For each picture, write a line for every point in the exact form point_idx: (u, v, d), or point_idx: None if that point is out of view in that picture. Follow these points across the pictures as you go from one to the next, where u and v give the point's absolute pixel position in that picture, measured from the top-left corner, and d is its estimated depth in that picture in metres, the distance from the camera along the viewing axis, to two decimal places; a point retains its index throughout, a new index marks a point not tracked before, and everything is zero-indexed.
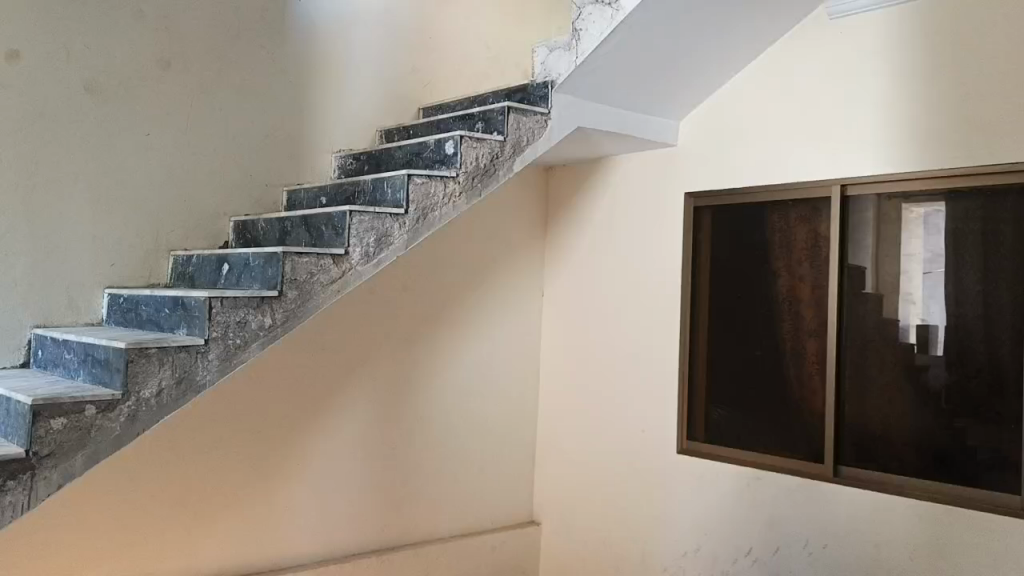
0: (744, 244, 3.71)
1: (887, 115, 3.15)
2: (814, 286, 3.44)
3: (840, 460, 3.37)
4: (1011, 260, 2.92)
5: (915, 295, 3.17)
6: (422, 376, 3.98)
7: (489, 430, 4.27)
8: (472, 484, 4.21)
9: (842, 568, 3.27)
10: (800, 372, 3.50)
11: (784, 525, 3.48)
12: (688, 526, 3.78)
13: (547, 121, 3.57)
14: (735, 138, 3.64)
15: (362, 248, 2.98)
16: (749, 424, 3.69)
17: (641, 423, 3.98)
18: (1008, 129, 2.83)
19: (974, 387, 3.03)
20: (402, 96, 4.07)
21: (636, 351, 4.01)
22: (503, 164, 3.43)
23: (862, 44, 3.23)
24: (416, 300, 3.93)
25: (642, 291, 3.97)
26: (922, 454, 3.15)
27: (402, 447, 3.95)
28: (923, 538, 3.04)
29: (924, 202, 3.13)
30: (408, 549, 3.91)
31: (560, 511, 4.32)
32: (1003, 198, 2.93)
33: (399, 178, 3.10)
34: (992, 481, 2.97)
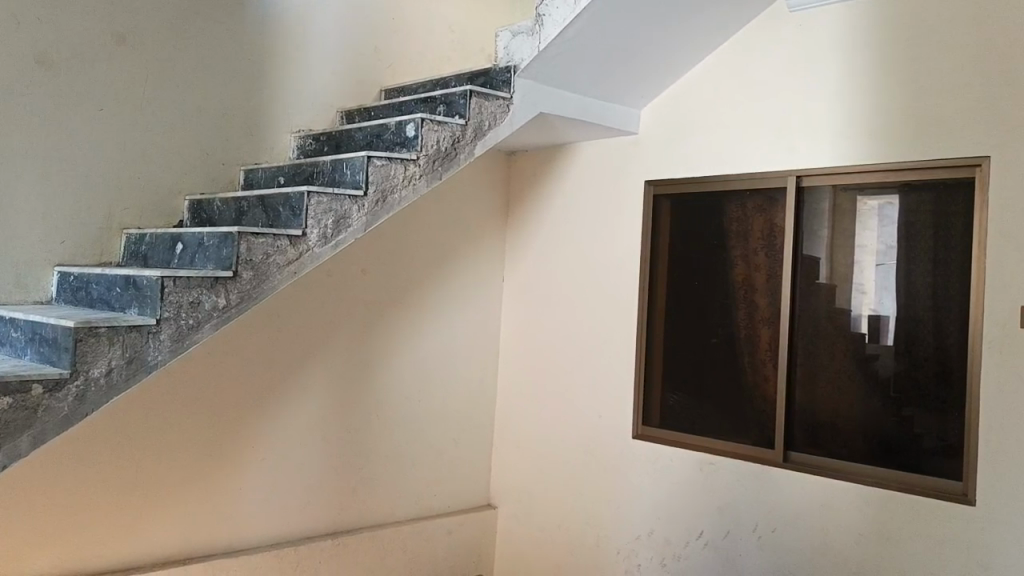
0: (706, 237, 3.99)
1: (834, 113, 3.47)
2: (769, 275, 3.73)
3: (789, 445, 3.61)
4: (955, 250, 3.18)
5: (867, 285, 3.43)
6: (380, 359, 4.25)
7: (450, 413, 4.59)
8: (430, 467, 4.49)
9: (788, 552, 3.51)
10: (754, 358, 3.76)
11: (732, 510, 3.72)
12: (634, 512, 4.09)
13: (507, 106, 3.50)
14: (708, 125, 3.91)
15: (320, 230, 2.84)
16: (701, 409, 3.96)
17: (597, 409, 4.29)
18: (941, 137, 3.16)
19: (921, 376, 3.26)
20: (362, 80, 4.14)
21: (594, 337, 4.33)
22: (464, 148, 3.30)
23: (819, 40, 3.54)
24: (376, 287, 4.21)
25: (607, 283, 4.28)
26: (870, 440, 3.38)
27: (355, 434, 4.17)
28: (857, 516, 3.31)
29: (873, 196, 3.42)
30: (364, 533, 4.15)
31: (514, 491, 4.66)
32: (954, 192, 3.20)
33: (360, 158, 2.96)
34: (935, 467, 3.20)
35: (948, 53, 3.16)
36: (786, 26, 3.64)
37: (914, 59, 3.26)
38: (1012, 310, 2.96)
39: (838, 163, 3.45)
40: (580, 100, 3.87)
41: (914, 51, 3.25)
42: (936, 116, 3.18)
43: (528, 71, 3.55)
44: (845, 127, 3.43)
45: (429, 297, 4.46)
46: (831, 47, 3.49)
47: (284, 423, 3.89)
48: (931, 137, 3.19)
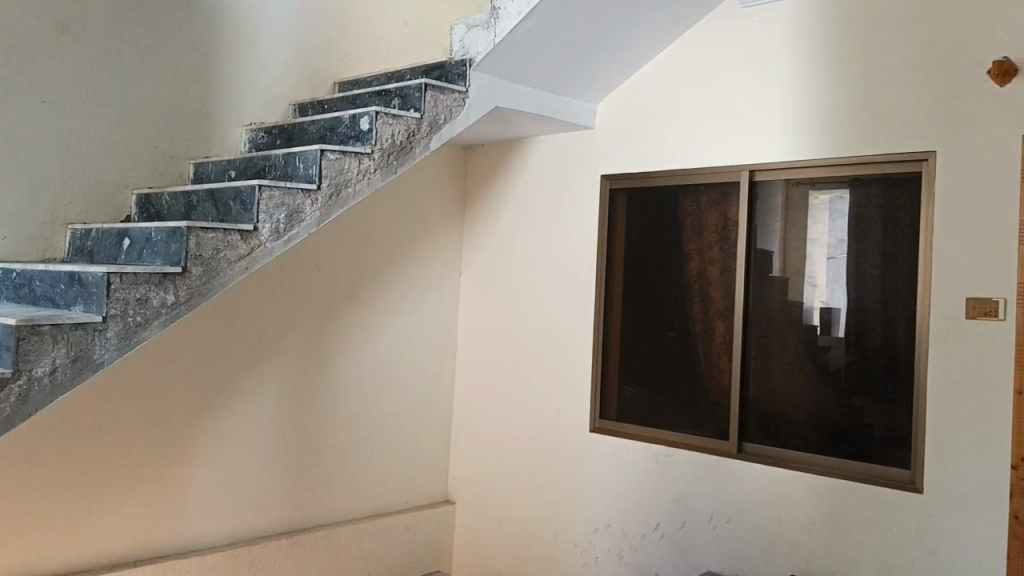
0: (661, 232, 4.02)
1: (786, 108, 3.52)
2: (723, 269, 3.77)
3: (743, 436, 3.66)
4: (904, 243, 3.24)
5: (818, 278, 3.48)
6: (336, 355, 4.21)
7: (407, 408, 4.56)
8: (387, 463, 4.46)
9: (742, 541, 3.55)
10: (708, 350, 3.80)
11: (688, 501, 3.76)
12: (591, 505, 4.11)
13: (463, 99, 3.48)
14: (663, 119, 3.93)
15: (272, 225, 2.79)
16: (657, 402, 3.99)
17: (555, 403, 4.29)
18: (888, 133, 3.22)
19: (871, 367, 3.32)
20: (316, 72, 4.08)
21: (551, 331, 4.34)
22: (419, 142, 3.27)
23: (771, 36, 3.58)
24: (331, 282, 4.17)
25: (565, 277, 4.29)
26: (821, 430, 3.44)
27: (310, 431, 4.13)
28: (809, 505, 3.37)
29: (824, 190, 3.47)
30: (321, 531, 4.11)
31: (472, 486, 4.65)
32: (902, 186, 3.26)
33: (313, 152, 2.92)
34: (884, 456, 3.27)
35: (897, 49, 3.22)
36: (739, 21, 3.67)
37: (862, 56, 3.31)
38: (958, 301, 3.03)
39: (791, 158, 3.49)
40: (536, 94, 3.86)
41: (864, 47, 3.31)
42: (885, 112, 3.24)
43: (483, 65, 3.53)
44: (797, 122, 3.48)
45: (385, 291, 4.42)
46: (783, 43, 3.53)
47: (237, 421, 3.83)
48: (880, 132, 3.24)
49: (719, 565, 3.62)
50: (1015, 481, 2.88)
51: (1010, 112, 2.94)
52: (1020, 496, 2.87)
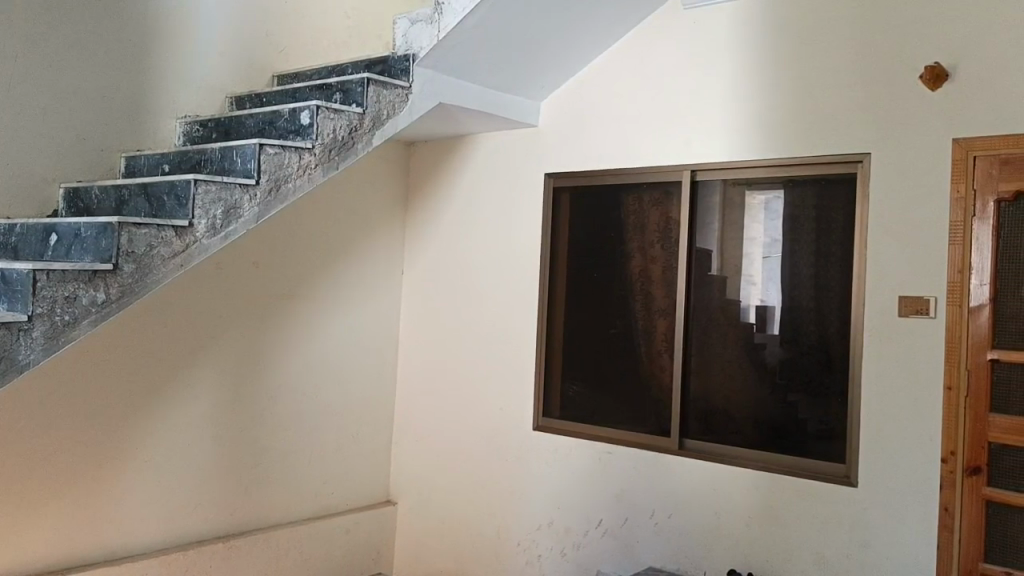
0: (604, 230, 4.03)
1: (726, 108, 3.57)
2: (665, 267, 3.81)
3: (683, 433, 3.70)
4: (837, 243, 3.32)
5: (755, 276, 3.54)
6: (274, 354, 4.12)
7: (348, 407, 4.49)
8: (327, 464, 4.39)
9: (683, 537, 3.60)
10: (650, 348, 3.84)
11: (630, 498, 3.79)
12: (534, 503, 4.11)
13: (406, 95, 3.43)
14: (606, 118, 3.95)
15: (208, 221, 2.71)
16: (599, 399, 4.01)
17: (499, 401, 4.28)
18: (824, 135, 3.29)
19: (806, 364, 3.39)
20: (253, 64, 3.98)
21: (493, 328, 4.33)
22: (362, 137, 3.22)
23: (712, 36, 3.62)
24: (269, 279, 4.08)
25: (507, 275, 4.28)
26: (759, 426, 3.50)
27: (247, 432, 4.03)
28: (747, 500, 3.43)
29: (761, 190, 3.53)
30: (257, 534, 4.01)
31: (414, 486, 4.60)
32: (836, 187, 3.34)
33: (251, 146, 2.84)
34: (818, 450, 3.34)
35: (834, 54, 3.29)
36: (681, 22, 3.71)
37: (799, 59, 3.38)
38: (891, 299, 3.11)
39: (730, 158, 3.55)
40: (479, 91, 3.84)
41: (802, 50, 3.37)
42: (822, 114, 3.31)
43: (426, 60, 3.48)
44: (737, 122, 3.53)
45: (324, 289, 4.34)
46: (724, 45, 3.58)
47: (170, 423, 3.71)
48: (817, 134, 3.31)
49: (661, 560, 3.66)
50: (944, 474, 2.97)
51: (941, 116, 3.03)
52: (949, 488, 2.96)
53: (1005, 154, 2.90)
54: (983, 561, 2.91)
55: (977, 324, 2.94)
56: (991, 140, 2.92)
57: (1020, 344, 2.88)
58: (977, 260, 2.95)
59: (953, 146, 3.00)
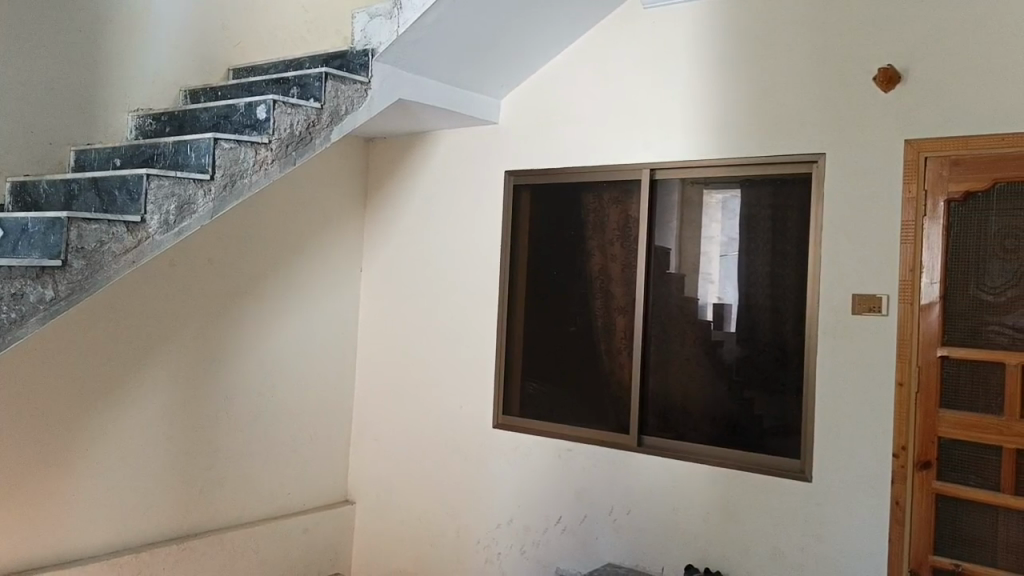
0: (564, 228, 4.04)
1: (686, 108, 3.59)
2: (623, 265, 3.83)
3: (642, 430, 3.73)
4: (793, 242, 3.37)
5: (713, 275, 3.57)
6: (229, 352, 4.05)
7: (305, 406, 4.43)
8: (284, 464, 4.33)
9: (641, 533, 3.62)
10: (609, 345, 3.86)
11: (589, 495, 3.80)
12: (494, 501, 4.10)
13: (365, 90, 3.39)
14: (566, 117, 3.95)
15: (161, 216, 2.65)
16: (559, 397, 4.03)
17: (459, 400, 4.26)
18: (781, 135, 3.34)
19: (761, 361, 3.43)
20: (208, 58, 3.90)
21: (452, 326, 4.31)
22: (319, 133, 3.17)
23: (672, 36, 3.64)
24: (224, 277, 4.01)
25: (466, 272, 4.26)
26: (716, 423, 3.54)
27: (202, 432, 3.95)
28: (704, 496, 3.47)
29: (718, 190, 3.57)
30: (211, 536, 3.94)
31: (372, 486, 4.56)
32: (791, 187, 3.39)
33: (206, 140, 2.78)
34: (773, 446, 3.39)
35: (790, 55, 3.33)
36: (641, 22, 3.73)
37: (757, 60, 3.42)
38: (845, 297, 3.16)
39: (688, 157, 3.58)
40: (438, 87, 3.82)
41: (759, 52, 3.41)
42: (778, 114, 3.35)
43: (385, 56, 3.44)
44: (696, 122, 3.56)
45: (282, 287, 4.28)
46: (682, 45, 3.61)
47: (121, 424, 3.63)
48: (774, 134, 3.36)
49: (620, 557, 3.68)
50: (896, 469, 3.03)
51: (893, 118, 3.09)
52: (900, 482, 3.02)
53: (955, 155, 2.96)
54: (933, 553, 2.96)
55: (927, 321, 3.00)
56: (941, 141, 2.99)
57: (968, 341, 2.94)
58: (928, 259, 3.01)
59: (905, 147, 3.06)
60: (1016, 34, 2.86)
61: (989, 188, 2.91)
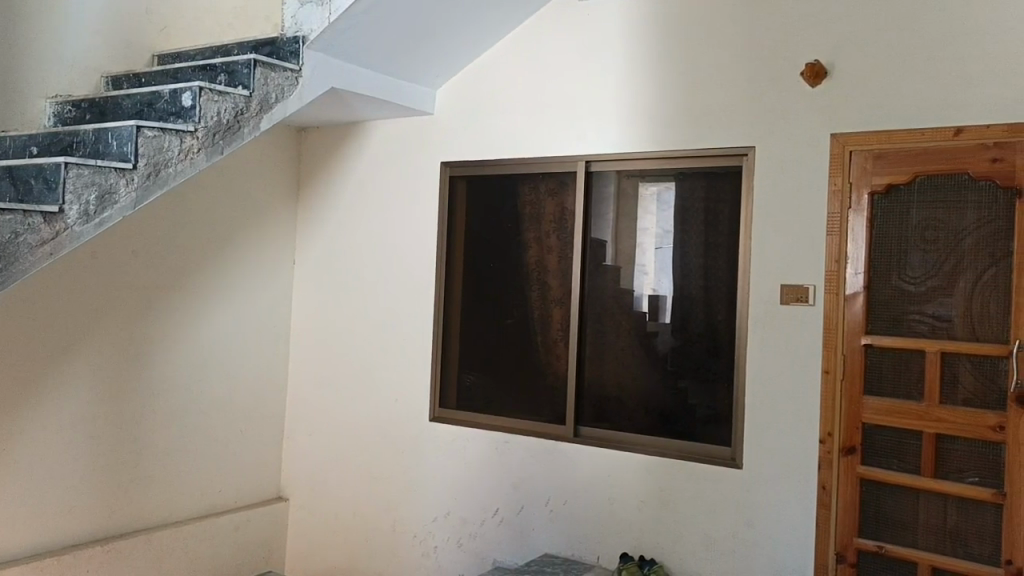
0: (501, 220, 4.03)
1: (621, 100, 3.61)
2: (560, 257, 3.84)
3: (578, 420, 3.75)
4: (725, 234, 3.42)
5: (647, 266, 3.60)
6: (157, 347, 3.93)
7: (237, 402, 4.33)
8: (216, 461, 4.23)
9: (577, 523, 3.64)
10: (546, 336, 3.87)
11: (525, 486, 3.81)
12: (430, 495, 4.08)
13: (295, 79, 3.32)
14: (502, 108, 3.93)
15: (80, 206, 2.56)
16: (496, 389, 4.02)
17: (395, 393, 4.22)
18: (713, 128, 3.38)
19: (694, 350, 3.48)
20: (132, 43, 3.77)
21: (388, 319, 4.26)
22: (248, 121, 3.09)
23: (608, 28, 3.65)
24: (149, 269, 3.89)
25: (402, 264, 4.22)
26: (650, 412, 3.58)
27: (127, 429, 3.83)
28: (639, 484, 3.50)
29: (652, 182, 3.59)
30: (139, 537, 3.82)
31: (306, 482, 4.49)
32: (723, 180, 3.43)
33: (128, 127, 2.68)
34: (706, 435, 3.45)
35: (722, 48, 3.38)
36: (577, 14, 3.73)
37: (690, 53, 3.45)
38: (774, 287, 3.23)
39: (623, 149, 3.60)
40: (371, 76, 3.76)
41: (692, 45, 3.45)
42: (711, 107, 3.39)
43: (317, 43, 3.37)
44: (630, 114, 3.58)
45: (212, 279, 4.17)
46: (617, 37, 3.62)
47: (42, 421, 3.49)
48: (706, 126, 3.40)
49: (556, 547, 3.70)
50: (823, 454, 3.11)
51: (820, 112, 3.16)
52: (827, 468, 3.10)
53: (879, 149, 3.04)
54: (857, 536, 3.05)
55: (852, 311, 3.08)
56: (865, 136, 3.07)
57: (891, 329, 3.03)
58: (852, 250, 3.08)
59: (831, 140, 3.13)
60: (936, 32, 2.95)
61: (910, 181, 2.99)
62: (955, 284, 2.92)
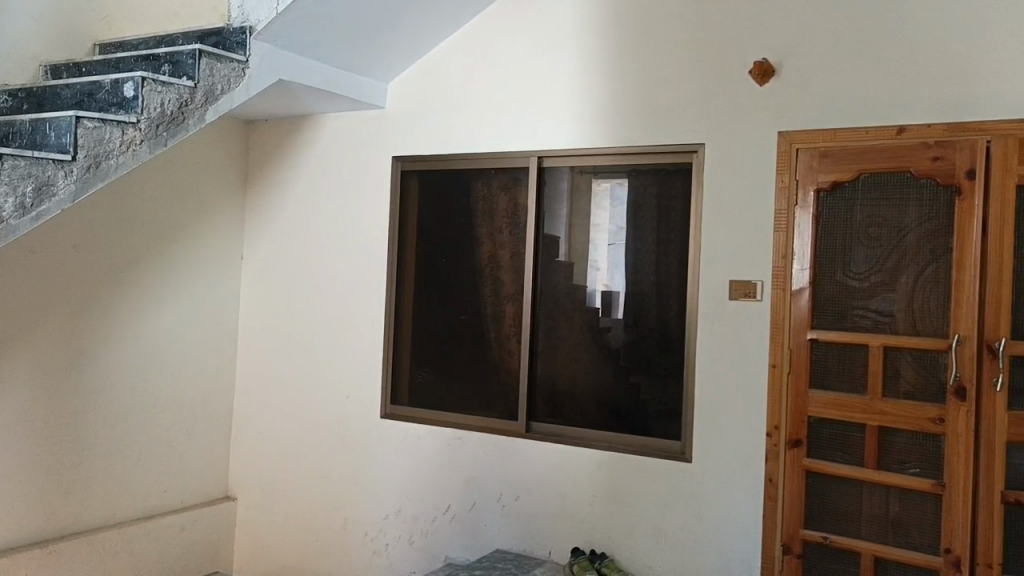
0: (453, 216, 4.01)
1: (574, 96, 3.61)
2: (512, 253, 3.84)
3: (531, 416, 3.75)
4: (676, 231, 3.45)
5: (600, 263, 3.61)
6: (99, 345, 3.83)
7: (182, 400, 4.25)
8: (160, 460, 4.14)
9: (529, 519, 3.65)
10: (499, 332, 3.86)
11: (478, 482, 3.80)
12: (381, 492, 4.05)
13: (242, 70, 3.26)
14: (454, 102, 3.91)
15: (16, 199, 2.48)
16: (448, 385, 4.01)
17: (346, 390, 4.18)
18: (664, 125, 3.40)
19: (646, 346, 3.50)
20: (72, 31, 3.65)
21: (339, 315, 4.21)
22: (193, 113, 3.03)
23: (561, 23, 3.65)
24: (90, 264, 3.78)
25: (354, 260, 4.17)
26: (602, 407, 3.59)
27: (67, 429, 3.72)
28: (590, 480, 3.52)
29: (605, 178, 3.60)
30: (81, 539, 3.73)
31: (254, 481, 4.42)
32: (675, 176, 3.45)
33: (67, 118, 2.60)
34: (657, 430, 3.47)
35: (673, 46, 3.40)
36: (529, 9, 3.72)
37: (642, 50, 3.47)
38: (723, 283, 3.27)
39: (575, 145, 3.60)
40: (321, 69, 3.71)
41: (643, 42, 3.46)
42: (661, 104, 3.41)
43: (264, 34, 3.31)
44: (582, 110, 3.59)
45: (156, 274, 4.08)
46: (569, 32, 3.62)
47: None
48: (657, 123, 3.42)
49: (508, 543, 3.70)
50: (770, 448, 3.16)
51: (768, 110, 3.20)
52: (774, 461, 3.15)
53: (824, 147, 3.09)
54: (803, 528, 3.10)
55: (798, 306, 3.12)
56: (811, 134, 3.12)
57: (835, 324, 3.08)
58: (799, 246, 3.13)
59: (778, 139, 3.18)
60: (880, 33, 3.01)
61: (855, 179, 3.04)
62: (897, 279, 2.98)
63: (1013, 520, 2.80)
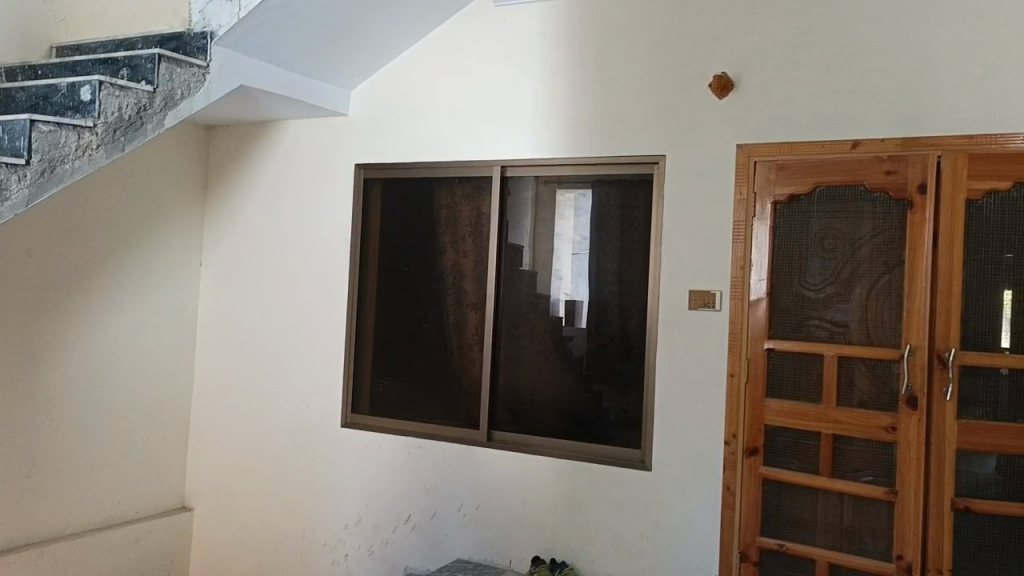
0: (417, 224, 4.00)
1: (537, 106, 3.63)
2: (475, 261, 3.84)
3: (492, 424, 3.75)
4: (638, 241, 3.48)
5: (563, 272, 3.63)
6: (52, 352, 3.75)
7: (139, 407, 4.18)
8: (116, 469, 4.07)
9: (489, 527, 3.65)
10: (461, 340, 3.86)
11: (439, 491, 3.79)
12: (341, 502, 4.01)
13: (202, 75, 3.23)
14: (417, 110, 3.92)
15: None
16: (409, 393, 3.99)
17: (306, 398, 4.14)
18: (625, 136, 3.44)
19: (607, 354, 3.53)
20: (30, 32, 3.59)
21: (299, 322, 4.18)
22: (151, 117, 2.99)
23: (524, 33, 3.67)
24: (43, 269, 3.71)
25: (316, 267, 4.14)
26: (563, 415, 3.61)
27: (19, 438, 3.63)
28: (551, 488, 3.53)
29: (570, 188, 3.63)
30: (32, 550, 3.64)
31: (212, 491, 4.36)
32: (637, 187, 3.49)
33: (20, 121, 2.55)
34: (617, 438, 3.49)
35: (636, 57, 3.44)
36: (492, 19, 3.74)
37: (602, 62, 3.51)
38: (683, 293, 3.31)
39: (538, 154, 3.62)
40: (284, 75, 3.69)
41: (605, 53, 3.50)
42: (625, 115, 3.45)
43: (225, 39, 3.28)
44: (544, 119, 3.61)
45: (112, 280, 4.02)
46: (536, 42, 3.64)
47: None
48: (621, 133, 3.45)
49: (468, 551, 3.69)
50: (727, 456, 3.19)
51: (728, 122, 3.25)
52: (731, 469, 3.18)
53: (781, 160, 3.15)
54: (760, 535, 3.14)
55: (755, 317, 3.17)
56: (769, 147, 3.17)
57: (792, 334, 3.13)
58: (756, 257, 3.18)
59: (738, 151, 3.22)
60: (836, 49, 3.07)
61: (811, 191, 3.10)
62: (852, 290, 3.04)
63: (962, 527, 2.85)
